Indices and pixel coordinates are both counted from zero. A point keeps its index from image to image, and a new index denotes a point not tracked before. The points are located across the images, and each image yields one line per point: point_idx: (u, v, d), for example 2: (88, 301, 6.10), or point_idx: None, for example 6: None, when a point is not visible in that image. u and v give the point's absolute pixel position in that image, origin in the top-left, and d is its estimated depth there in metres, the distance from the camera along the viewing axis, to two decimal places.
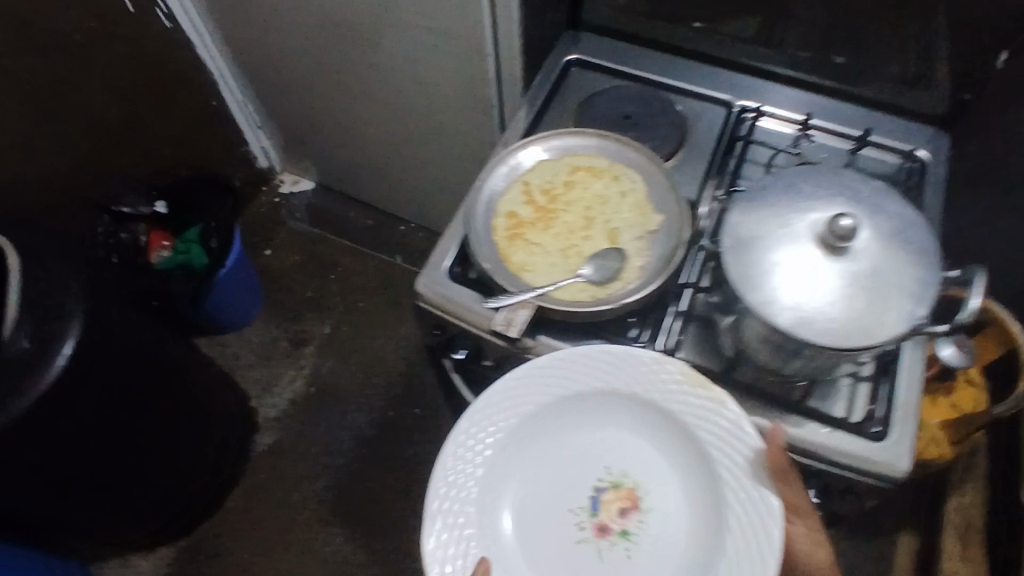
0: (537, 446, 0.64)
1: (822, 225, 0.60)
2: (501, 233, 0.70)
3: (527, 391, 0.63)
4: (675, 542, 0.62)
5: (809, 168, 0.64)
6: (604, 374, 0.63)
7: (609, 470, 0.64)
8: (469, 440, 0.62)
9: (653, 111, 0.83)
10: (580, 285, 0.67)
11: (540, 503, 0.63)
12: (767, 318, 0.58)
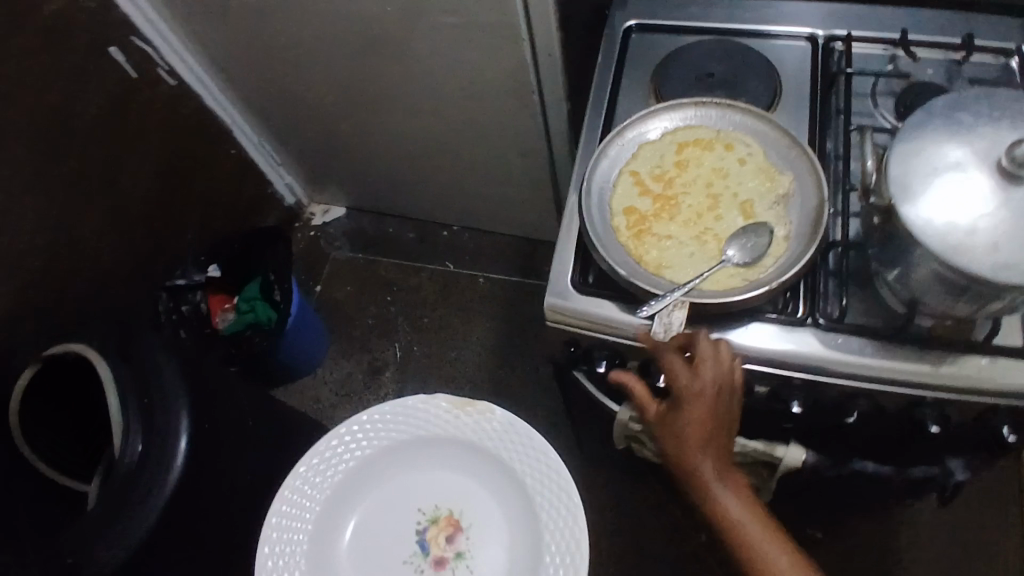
0: (370, 488, 0.81)
1: (1001, 156, 0.54)
2: (625, 233, 0.66)
3: (368, 444, 0.80)
4: (490, 558, 0.79)
5: (952, 99, 0.59)
6: (432, 424, 0.80)
7: (426, 508, 0.82)
8: (292, 509, 0.77)
9: (736, 64, 0.77)
10: (730, 271, 0.63)
11: (380, 535, 0.81)
12: (966, 268, 0.53)
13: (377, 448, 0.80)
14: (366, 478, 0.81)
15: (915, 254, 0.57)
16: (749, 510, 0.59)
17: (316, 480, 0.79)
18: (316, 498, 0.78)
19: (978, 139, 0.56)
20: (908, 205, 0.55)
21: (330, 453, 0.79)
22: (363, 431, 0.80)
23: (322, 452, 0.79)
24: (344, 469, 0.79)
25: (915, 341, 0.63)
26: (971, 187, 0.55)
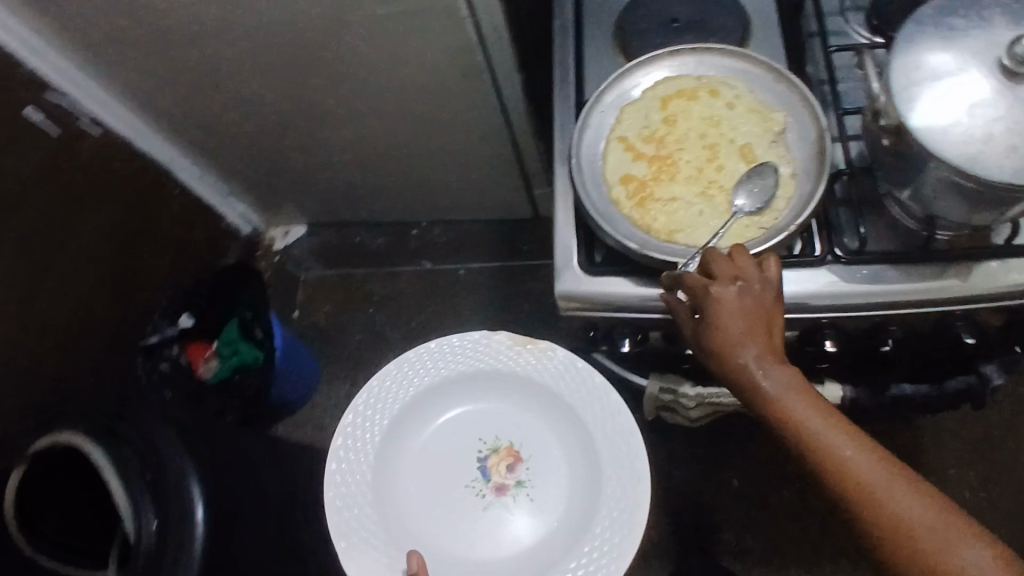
0: (428, 420, 0.81)
1: (1004, 56, 0.52)
2: (627, 204, 0.62)
3: (427, 381, 0.79)
4: (548, 485, 0.80)
5: (936, 6, 0.57)
6: (492, 359, 0.79)
7: (485, 439, 0.82)
8: (359, 430, 0.77)
9: (700, 3, 0.74)
10: (745, 221, 0.60)
11: (437, 470, 0.80)
12: (988, 176, 0.50)
13: (435, 385, 0.79)
14: (424, 414, 0.80)
15: (926, 172, 0.55)
16: (812, 402, 0.51)
17: (378, 418, 0.78)
18: (376, 437, 0.77)
19: (972, 43, 0.54)
20: (917, 120, 0.52)
21: (388, 391, 0.78)
22: (420, 368, 0.79)
23: (382, 389, 0.78)
24: (401, 406, 0.78)
25: (940, 257, 0.61)
26: (976, 94, 0.52)
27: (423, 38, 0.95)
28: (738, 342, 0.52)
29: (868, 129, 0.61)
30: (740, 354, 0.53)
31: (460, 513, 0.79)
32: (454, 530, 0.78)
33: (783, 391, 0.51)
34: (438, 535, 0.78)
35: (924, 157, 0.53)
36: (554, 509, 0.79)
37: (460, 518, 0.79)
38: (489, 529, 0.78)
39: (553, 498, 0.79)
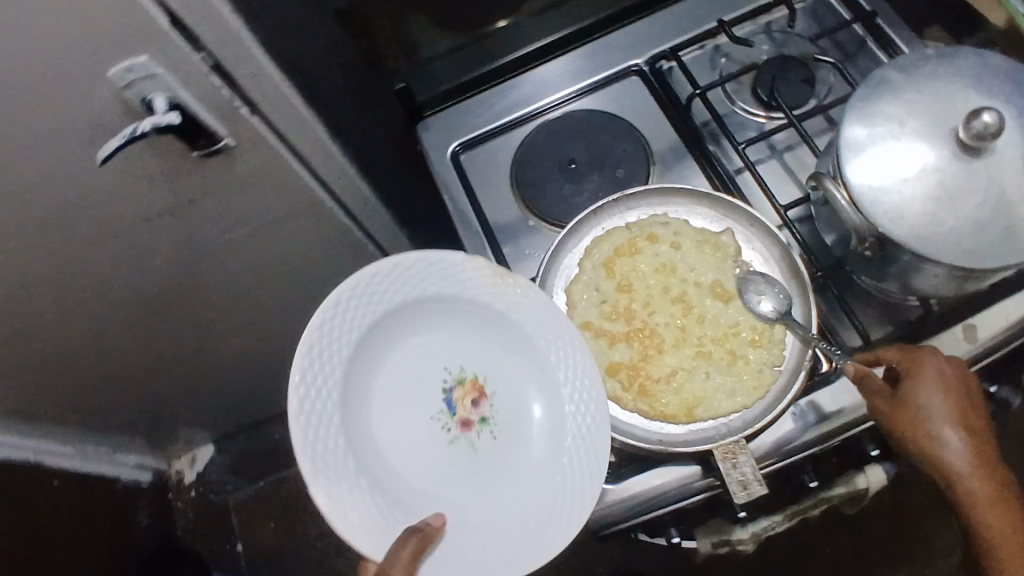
0: (390, 342, 0.55)
1: (957, 133, 0.48)
2: (630, 398, 0.55)
3: (408, 289, 0.54)
4: (526, 437, 0.55)
5: (870, 82, 0.53)
6: (465, 284, 0.54)
7: (449, 367, 0.56)
8: (326, 341, 0.51)
9: (590, 134, 0.69)
10: (755, 368, 0.56)
11: (391, 402, 0.54)
12: (992, 267, 0.47)
13: (412, 297, 0.54)
14: (398, 328, 0.55)
15: (902, 260, 0.52)
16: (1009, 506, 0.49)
17: (353, 326, 0.52)
18: (345, 352, 0.52)
19: (922, 116, 0.50)
20: (902, 231, 0.48)
21: (374, 288, 0.53)
22: (401, 277, 0.53)
23: (371, 284, 0.52)
24: (378, 316, 0.53)
25: (940, 322, 0.57)
26: (942, 177, 0.48)
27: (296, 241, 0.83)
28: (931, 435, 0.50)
29: (822, 220, 0.59)
30: (940, 447, 0.50)
31: (416, 468, 0.54)
32: (408, 483, 0.53)
33: (983, 487, 0.49)
34: (390, 486, 0.52)
35: (916, 260, 0.49)
36: (532, 470, 0.54)
37: (415, 474, 0.54)
38: (454, 487, 0.54)
39: (535, 455, 0.55)
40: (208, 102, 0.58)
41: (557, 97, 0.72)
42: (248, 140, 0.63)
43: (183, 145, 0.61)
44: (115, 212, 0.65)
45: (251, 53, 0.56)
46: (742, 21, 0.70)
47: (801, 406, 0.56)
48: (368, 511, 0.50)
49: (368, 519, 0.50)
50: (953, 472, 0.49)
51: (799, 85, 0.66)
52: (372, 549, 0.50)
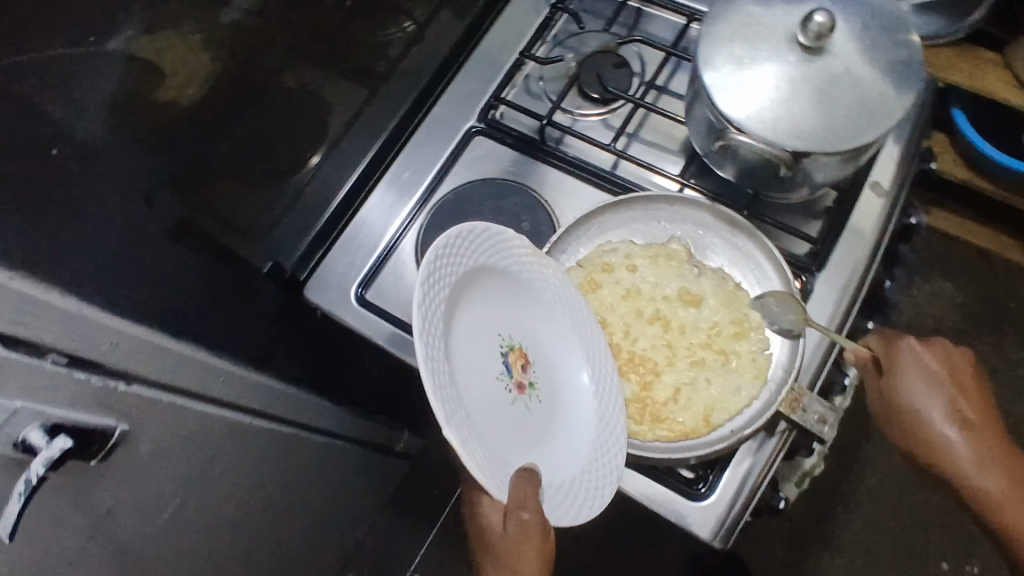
0: (463, 303, 0.50)
1: (801, 41, 0.54)
2: (646, 431, 0.56)
3: (477, 256, 0.51)
4: (565, 394, 0.56)
5: (705, 28, 0.57)
6: (515, 258, 0.54)
7: (501, 333, 0.53)
8: (432, 294, 0.46)
9: (475, 206, 0.70)
10: (750, 355, 0.58)
11: (466, 360, 0.49)
12: (883, 131, 0.53)
13: (476, 264, 0.51)
14: (469, 292, 0.51)
15: (804, 168, 0.56)
16: (987, 462, 0.58)
17: (444, 281, 0.48)
18: (440, 309, 0.47)
19: (764, 38, 0.55)
20: (805, 141, 0.53)
21: (460, 246, 0.49)
22: (473, 241, 0.50)
23: (456, 243, 0.49)
24: (459, 276, 0.49)
25: (850, 192, 0.63)
26: (807, 80, 0.53)
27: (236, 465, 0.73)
28: (919, 417, 0.59)
29: (722, 168, 0.61)
30: (933, 434, 0.58)
31: (500, 430, 0.50)
32: (498, 442, 0.49)
33: (958, 443, 0.58)
34: (484, 441, 0.48)
35: (823, 158, 0.54)
36: (574, 426, 0.55)
37: (498, 436, 0.49)
38: (526, 444, 0.52)
39: (574, 414, 0.55)
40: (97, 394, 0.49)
41: (399, 222, 0.72)
42: (138, 408, 0.57)
43: (79, 462, 0.52)
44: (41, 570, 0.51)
45: (102, 323, 0.52)
46: (535, 44, 0.74)
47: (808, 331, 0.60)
48: (485, 465, 0.46)
49: (486, 472, 0.46)
50: (943, 442, 0.58)
51: (618, 71, 0.71)
52: (495, 493, 0.46)
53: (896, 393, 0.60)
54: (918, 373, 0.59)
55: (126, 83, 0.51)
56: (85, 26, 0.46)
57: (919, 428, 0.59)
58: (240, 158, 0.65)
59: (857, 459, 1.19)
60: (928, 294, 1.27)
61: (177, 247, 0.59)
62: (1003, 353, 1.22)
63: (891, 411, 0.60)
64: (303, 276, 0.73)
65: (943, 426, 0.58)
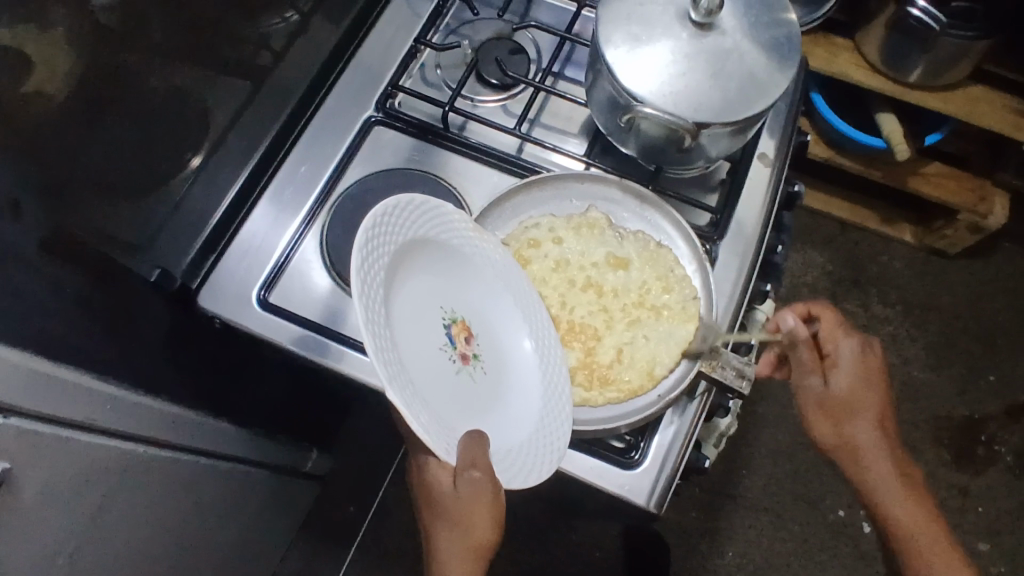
0: (401, 276, 0.51)
1: (694, 17, 0.56)
2: (596, 395, 0.58)
3: (414, 229, 0.52)
4: (511, 362, 0.56)
5: (602, 9, 0.59)
6: (454, 232, 0.55)
7: (443, 305, 0.54)
8: (367, 262, 0.47)
9: (378, 199, 0.68)
10: (680, 306, 0.60)
11: (408, 331, 0.50)
12: (773, 102, 0.56)
13: (411, 240, 0.52)
14: (406, 265, 0.51)
15: (702, 141, 0.59)
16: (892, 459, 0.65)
17: (381, 251, 0.48)
18: (379, 278, 0.48)
19: (658, 15, 0.58)
20: (704, 114, 0.55)
21: (395, 218, 0.50)
22: (409, 215, 0.51)
23: (392, 214, 0.50)
24: (396, 249, 0.50)
25: (741, 164, 0.67)
26: (702, 54, 0.56)
27: (136, 497, 0.65)
28: (851, 408, 0.64)
29: (626, 145, 0.63)
30: (848, 433, 0.64)
31: (445, 397, 0.51)
32: (444, 411, 0.50)
33: (875, 439, 0.64)
34: (428, 406, 0.49)
35: (720, 130, 0.57)
36: (522, 392, 0.56)
37: (443, 403, 0.50)
38: (472, 411, 0.53)
39: (521, 381, 0.56)
40: None
41: (288, 238, 0.68)
42: (21, 447, 0.49)
43: None
44: None
45: None
46: (429, 31, 0.75)
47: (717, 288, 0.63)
48: (430, 429, 0.47)
49: (430, 434, 0.47)
50: (863, 436, 0.64)
51: (514, 58, 0.72)
52: (441, 454, 0.48)
53: (834, 380, 0.65)
54: (851, 361, 0.65)
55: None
56: None
57: (846, 419, 0.64)
58: (120, 162, 0.58)
59: (757, 423, 1.27)
60: (801, 265, 1.38)
61: (45, 258, 0.51)
62: (869, 313, 1.35)
63: (823, 399, 0.65)
64: (195, 285, 0.67)
65: (865, 424, 0.64)
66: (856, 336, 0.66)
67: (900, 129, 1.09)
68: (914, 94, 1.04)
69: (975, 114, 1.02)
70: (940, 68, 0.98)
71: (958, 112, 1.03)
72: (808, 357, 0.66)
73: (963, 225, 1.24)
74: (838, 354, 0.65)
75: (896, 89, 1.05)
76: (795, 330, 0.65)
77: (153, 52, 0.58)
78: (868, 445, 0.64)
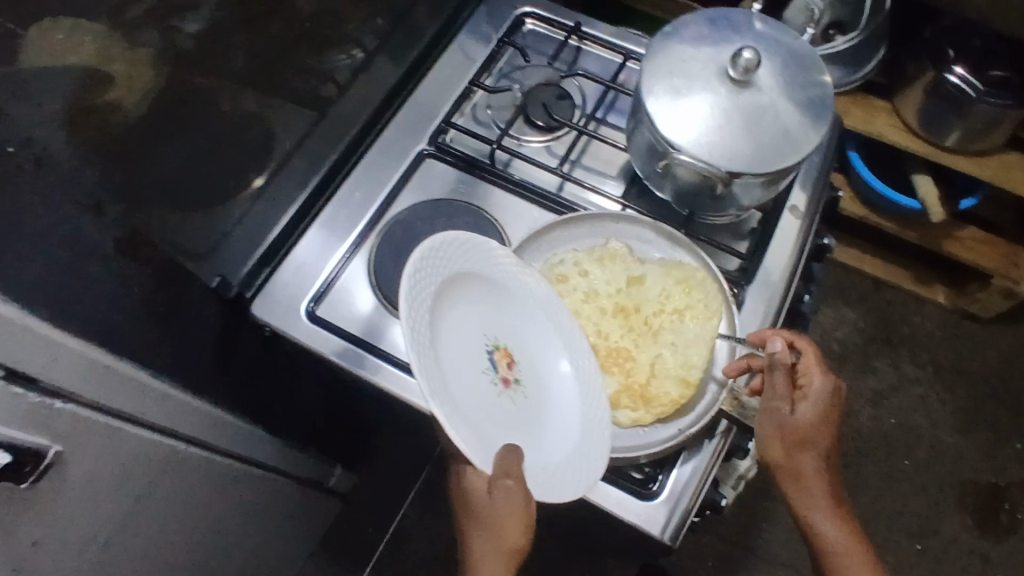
0: (451, 303, 0.55)
1: (732, 74, 0.60)
2: (645, 414, 0.60)
3: (463, 261, 0.56)
4: (550, 389, 0.59)
5: (646, 62, 0.63)
6: (501, 265, 0.59)
7: (487, 332, 0.58)
8: (419, 289, 0.51)
9: (425, 227, 0.72)
10: (703, 304, 0.63)
11: (453, 353, 0.54)
12: (803, 156, 0.59)
13: (460, 270, 0.56)
14: (454, 294, 0.56)
15: (734, 189, 0.62)
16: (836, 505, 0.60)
17: (431, 280, 0.53)
18: (428, 304, 0.52)
19: (699, 71, 0.61)
20: (736, 164, 0.58)
21: (445, 250, 0.54)
22: (457, 249, 0.56)
23: (442, 247, 0.54)
24: (445, 279, 0.54)
25: (772, 215, 0.70)
26: (738, 108, 0.60)
27: (175, 490, 0.69)
28: (807, 445, 0.60)
29: (662, 189, 0.66)
30: (807, 464, 0.60)
31: (485, 416, 0.54)
32: (484, 429, 0.53)
33: (820, 479, 0.60)
34: (471, 423, 0.52)
35: (752, 179, 0.60)
36: (560, 417, 0.59)
37: (485, 422, 0.54)
38: (511, 432, 0.56)
39: (559, 407, 0.59)
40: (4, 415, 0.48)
41: (336, 262, 0.71)
42: (71, 430, 0.53)
43: (8, 486, 0.49)
44: None
45: (42, 335, 0.49)
46: (483, 74, 0.80)
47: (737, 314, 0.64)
48: (468, 442, 0.51)
49: (468, 447, 0.50)
50: (813, 472, 0.60)
51: (561, 103, 0.77)
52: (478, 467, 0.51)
53: (801, 414, 0.60)
54: (814, 396, 0.60)
55: (79, 98, 0.49)
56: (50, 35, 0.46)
57: (799, 454, 0.59)
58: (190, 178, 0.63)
59: None
60: (833, 320, 1.38)
61: (121, 258, 0.55)
62: (899, 374, 1.34)
63: (784, 430, 0.59)
64: (249, 294, 0.71)
65: (815, 461, 0.60)
66: (831, 376, 0.62)
67: (936, 191, 1.11)
68: (949, 157, 1.05)
69: (1010, 181, 1.03)
70: (975, 133, 1.00)
71: (993, 177, 1.04)
72: (784, 384, 0.60)
73: (996, 290, 1.25)
74: (812, 387, 0.61)
75: (931, 150, 1.06)
76: (778, 355, 0.60)
77: (226, 78, 0.64)
78: (816, 482, 0.60)
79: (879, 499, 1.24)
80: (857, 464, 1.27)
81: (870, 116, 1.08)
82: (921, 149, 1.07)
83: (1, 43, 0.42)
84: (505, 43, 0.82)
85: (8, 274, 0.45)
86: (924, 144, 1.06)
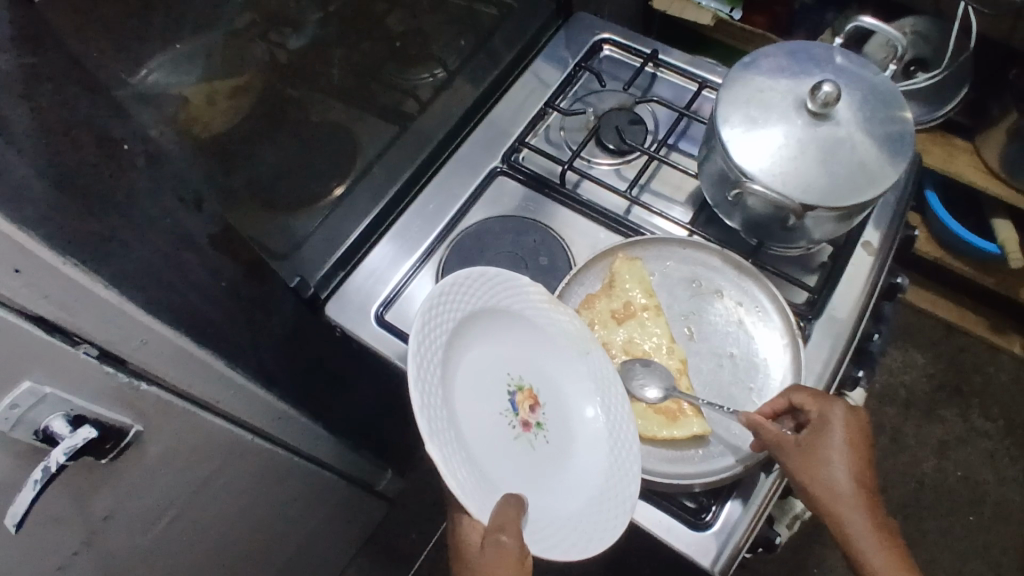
0: (471, 341, 0.58)
1: (809, 106, 0.60)
2: (671, 432, 0.60)
3: (485, 299, 0.59)
4: (577, 435, 0.61)
5: (722, 92, 0.64)
6: (527, 303, 0.61)
7: (511, 372, 0.60)
8: (431, 325, 0.54)
9: (494, 242, 0.74)
10: (715, 338, 0.65)
11: (468, 389, 0.56)
12: (878, 193, 0.59)
13: (482, 307, 0.59)
14: (475, 331, 0.58)
15: (806, 222, 0.62)
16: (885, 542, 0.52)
17: (448, 314, 0.56)
18: (441, 338, 0.55)
19: (777, 102, 0.61)
20: (811, 196, 0.58)
21: (467, 286, 0.58)
22: (481, 286, 0.59)
23: (461, 283, 0.57)
24: (463, 315, 0.57)
25: (845, 249, 0.69)
26: (815, 142, 0.59)
27: (238, 479, 0.72)
28: (830, 475, 0.53)
29: (731, 218, 0.66)
30: (835, 485, 0.53)
31: (497, 458, 0.55)
32: (492, 470, 0.55)
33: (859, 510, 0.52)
34: (477, 463, 0.54)
35: (826, 212, 0.59)
36: (584, 464, 0.59)
37: (494, 464, 0.55)
38: (526, 476, 0.57)
39: (585, 456, 0.60)
40: (88, 390, 0.52)
41: (404, 271, 0.74)
42: (149, 411, 0.57)
43: (91, 458, 0.53)
44: (32, 539, 0.53)
45: (136, 319, 0.53)
46: (558, 96, 0.82)
47: (785, 336, 0.64)
48: (469, 483, 0.51)
49: (469, 486, 0.51)
50: (845, 503, 0.52)
51: (633, 127, 0.78)
52: (471, 509, 0.51)
53: (812, 441, 0.55)
54: (834, 421, 0.55)
55: (176, 105, 0.54)
56: (148, 48, 0.51)
57: (823, 486, 0.53)
58: (266, 184, 0.68)
59: None
60: (899, 364, 1.34)
61: (219, 254, 0.58)
62: (968, 425, 1.28)
63: (799, 460, 0.55)
64: (324, 295, 0.73)
65: (847, 490, 0.53)
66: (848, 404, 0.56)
67: (1015, 236, 1.07)
68: None
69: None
70: None
71: None
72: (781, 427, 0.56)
73: None
74: (826, 413, 0.55)
75: (1009, 194, 1.02)
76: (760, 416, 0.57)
77: (313, 89, 0.69)
78: (854, 512, 0.52)
79: (938, 556, 1.19)
80: (916, 516, 1.22)
81: (946, 154, 1.06)
82: (998, 191, 1.03)
83: (111, 57, 0.47)
84: (581, 67, 0.84)
85: (116, 259, 0.50)
86: (1001, 186, 1.03)
